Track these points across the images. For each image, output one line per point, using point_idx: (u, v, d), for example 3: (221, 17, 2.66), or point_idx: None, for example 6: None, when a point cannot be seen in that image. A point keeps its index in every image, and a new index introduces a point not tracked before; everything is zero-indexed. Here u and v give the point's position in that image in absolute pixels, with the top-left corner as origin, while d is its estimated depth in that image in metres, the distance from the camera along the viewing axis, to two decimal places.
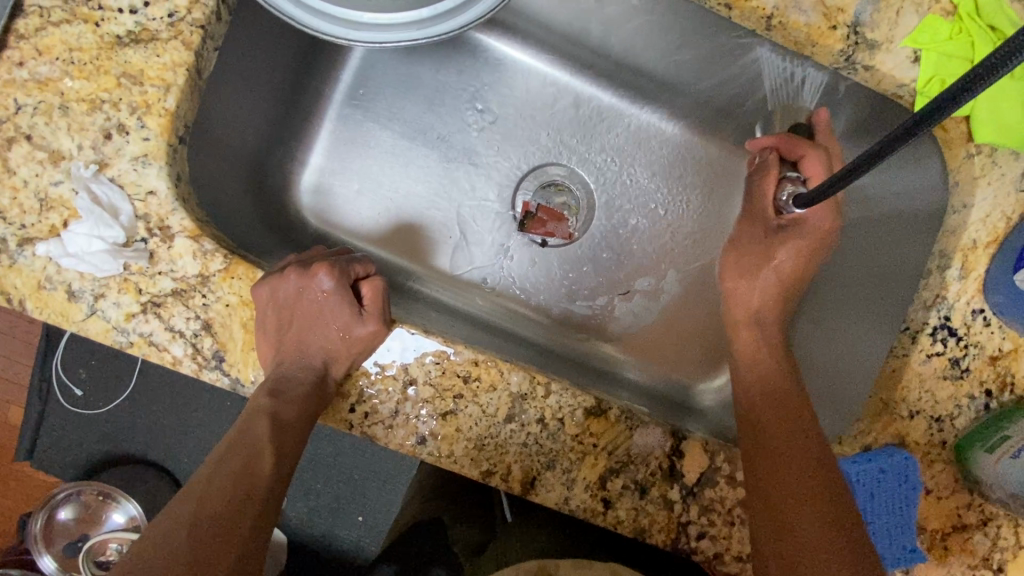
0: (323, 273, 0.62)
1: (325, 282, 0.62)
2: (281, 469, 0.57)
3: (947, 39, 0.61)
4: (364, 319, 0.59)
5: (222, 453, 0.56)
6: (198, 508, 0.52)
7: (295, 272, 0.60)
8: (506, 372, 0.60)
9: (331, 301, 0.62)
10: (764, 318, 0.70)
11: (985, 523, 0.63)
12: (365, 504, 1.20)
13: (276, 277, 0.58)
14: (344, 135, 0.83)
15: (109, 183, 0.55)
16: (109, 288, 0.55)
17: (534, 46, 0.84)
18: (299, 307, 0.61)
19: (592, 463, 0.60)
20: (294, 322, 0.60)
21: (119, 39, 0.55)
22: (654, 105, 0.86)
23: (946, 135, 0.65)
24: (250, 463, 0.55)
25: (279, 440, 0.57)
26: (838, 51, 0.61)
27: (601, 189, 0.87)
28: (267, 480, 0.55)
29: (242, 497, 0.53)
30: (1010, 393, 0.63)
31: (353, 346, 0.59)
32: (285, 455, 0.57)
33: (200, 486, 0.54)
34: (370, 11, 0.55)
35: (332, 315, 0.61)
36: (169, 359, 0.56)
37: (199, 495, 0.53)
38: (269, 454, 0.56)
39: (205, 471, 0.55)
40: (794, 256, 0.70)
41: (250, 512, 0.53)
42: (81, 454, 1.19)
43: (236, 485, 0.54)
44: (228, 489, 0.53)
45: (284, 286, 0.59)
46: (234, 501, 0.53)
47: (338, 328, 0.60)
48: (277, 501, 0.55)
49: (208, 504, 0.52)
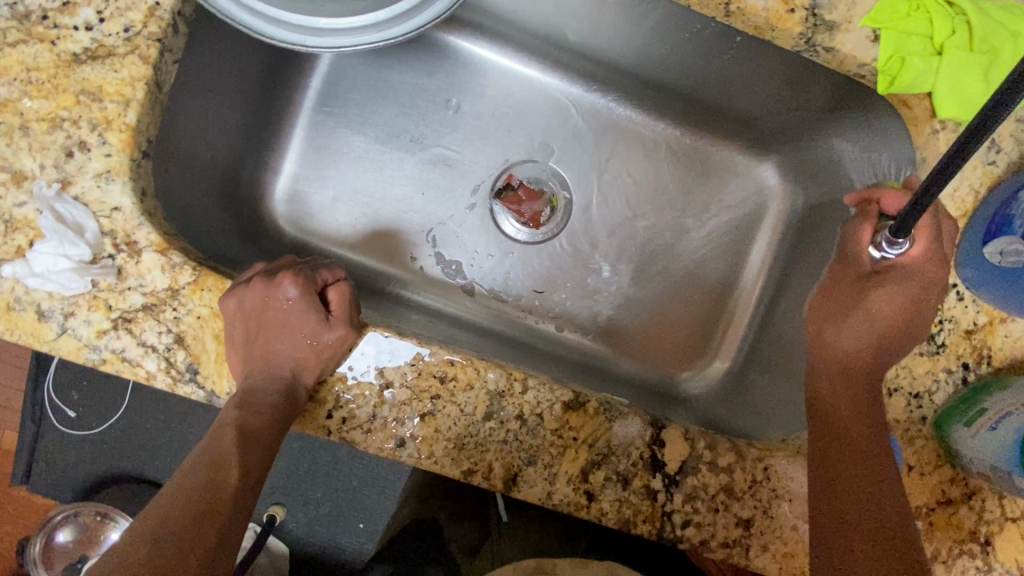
0: (289, 281, 0.62)
1: (290, 291, 0.62)
2: (249, 479, 0.56)
3: (905, 16, 0.61)
4: (332, 325, 0.59)
5: (187, 468, 0.55)
6: (160, 525, 0.51)
7: (260, 281, 0.60)
8: (482, 370, 0.60)
9: (298, 309, 0.61)
10: (847, 371, 0.63)
11: (970, 496, 0.63)
12: (365, 511, 1.20)
13: (243, 286, 0.58)
14: (316, 142, 0.83)
15: (73, 201, 0.54)
16: (78, 306, 0.55)
17: (501, 44, 0.84)
18: (265, 316, 0.60)
19: (573, 456, 0.60)
20: (262, 332, 0.59)
21: (76, 56, 0.55)
22: (625, 98, 0.87)
23: (909, 112, 0.65)
24: (216, 475, 0.54)
25: (247, 450, 0.56)
26: (797, 34, 0.62)
27: (576, 184, 0.87)
28: (234, 492, 0.54)
29: (205, 511, 0.52)
30: (987, 366, 0.64)
31: (322, 352, 0.58)
32: (254, 465, 0.56)
33: (163, 503, 0.53)
34: (325, 17, 0.55)
35: (299, 322, 0.61)
36: (142, 375, 0.56)
37: (160, 513, 0.52)
38: (237, 466, 0.55)
39: (169, 487, 0.54)
40: (889, 304, 0.62)
41: (211, 526, 0.52)
42: (75, 477, 1.18)
43: (200, 497, 0.53)
44: (191, 503, 0.52)
45: (250, 296, 0.59)
46: (196, 515, 0.51)
47: (306, 335, 0.60)
48: (243, 512, 0.54)
49: (170, 519, 0.51)
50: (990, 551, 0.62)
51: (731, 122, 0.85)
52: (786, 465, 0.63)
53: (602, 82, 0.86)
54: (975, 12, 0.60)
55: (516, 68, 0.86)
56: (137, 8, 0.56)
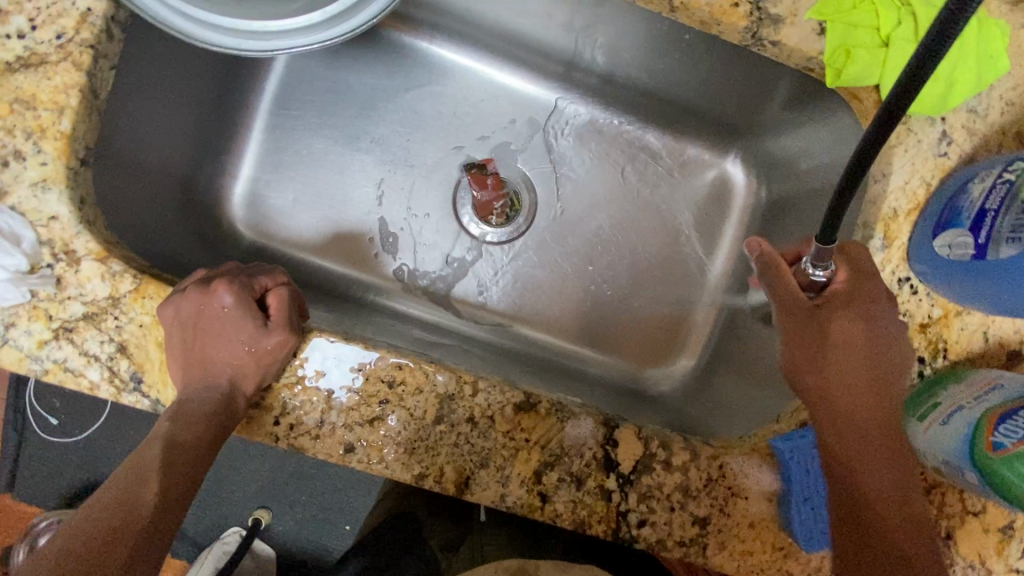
0: (224, 288, 0.58)
1: (225, 298, 0.58)
2: (172, 494, 0.53)
3: (851, 8, 0.60)
4: (270, 330, 0.57)
5: (105, 485, 0.53)
6: (67, 547, 0.49)
7: (192, 290, 0.56)
8: (431, 374, 0.60)
9: (235, 317, 0.58)
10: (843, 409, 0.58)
11: (928, 490, 0.63)
12: (350, 513, 1.20)
13: (178, 295, 0.56)
14: (274, 146, 0.83)
15: (8, 211, 0.54)
16: (18, 317, 0.54)
17: (459, 43, 0.84)
18: (200, 325, 0.57)
19: (526, 458, 0.60)
20: (198, 338, 0.56)
21: (9, 65, 0.55)
22: (586, 95, 0.86)
23: (861, 105, 0.64)
24: (133, 491, 0.52)
25: (172, 463, 0.54)
26: (744, 27, 0.61)
27: (539, 183, 0.87)
28: (152, 508, 0.52)
29: (117, 530, 0.50)
30: (943, 359, 0.63)
31: (262, 359, 0.56)
32: (178, 478, 0.54)
33: (76, 522, 0.51)
34: (258, 19, 0.54)
35: (236, 330, 0.58)
36: (85, 385, 0.55)
37: (71, 533, 0.50)
38: (157, 480, 0.53)
39: (85, 505, 0.52)
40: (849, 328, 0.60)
41: (119, 546, 0.49)
42: (54, 485, 1.18)
43: (112, 514, 0.51)
44: (102, 522, 0.50)
45: (183, 305, 0.56)
46: (107, 536, 0.49)
47: (243, 343, 0.57)
48: (164, 528, 0.52)
49: (80, 539, 0.49)
50: (949, 544, 0.62)
51: (693, 117, 0.85)
52: (741, 462, 0.62)
53: (562, 80, 0.85)
54: (920, 2, 0.59)
55: (474, 67, 0.85)
56: (70, 14, 0.55)
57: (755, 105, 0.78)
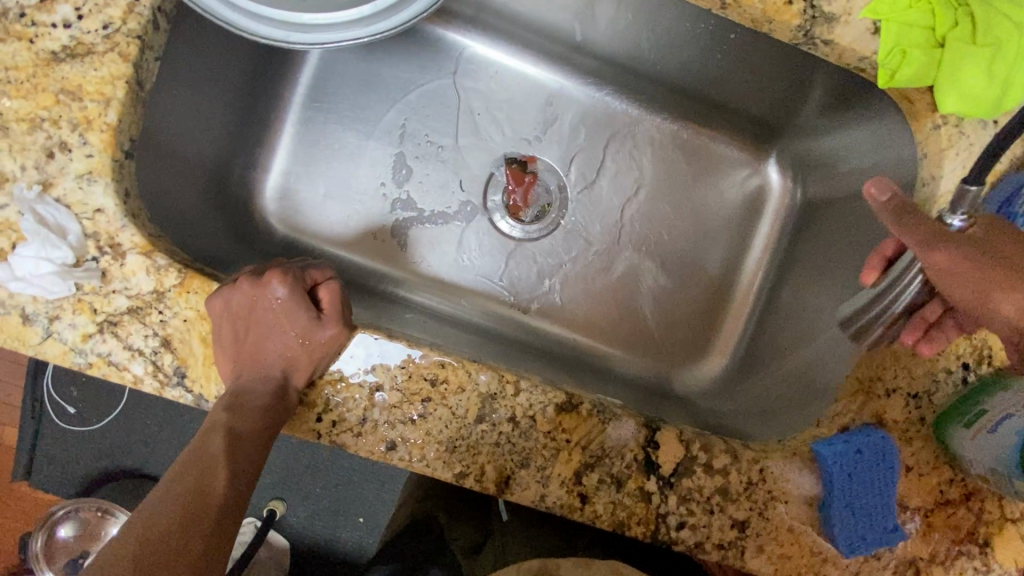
0: (277, 281, 0.60)
1: (279, 290, 0.60)
2: (238, 484, 0.55)
3: (906, 8, 0.59)
4: (324, 323, 0.58)
5: (175, 471, 0.54)
6: (146, 530, 0.50)
7: (249, 281, 0.59)
8: (473, 373, 0.59)
9: (288, 308, 0.60)
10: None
11: (968, 496, 0.62)
12: (364, 505, 1.17)
13: (228, 287, 0.56)
14: (306, 138, 0.81)
15: (54, 203, 0.53)
16: (63, 309, 0.54)
17: (494, 37, 0.83)
18: (253, 318, 0.58)
19: (567, 458, 0.60)
20: (252, 330, 0.58)
21: (55, 54, 0.54)
22: (622, 92, 0.85)
23: (911, 106, 0.64)
24: (203, 480, 0.54)
25: (234, 454, 0.56)
26: (796, 26, 0.60)
27: (572, 180, 0.86)
28: (221, 496, 0.53)
29: (190, 516, 0.51)
30: (987, 365, 0.63)
31: (315, 352, 0.57)
32: (244, 467, 0.56)
33: (150, 506, 0.53)
34: (310, 12, 0.53)
35: (289, 322, 0.60)
36: (129, 379, 0.55)
37: (147, 517, 0.51)
38: (224, 471, 0.55)
39: (157, 491, 0.54)
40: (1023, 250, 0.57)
41: (199, 530, 0.51)
42: (74, 474, 1.18)
43: (187, 501, 0.52)
44: (178, 506, 0.52)
45: (238, 295, 0.57)
46: (182, 521, 0.51)
47: (296, 335, 0.58)
48: (233, 516, 0.54)
49: (156, 524, 0.51)
50: (988, 551, 0.62)
51: (731, 115, 0.83)
52: (781, 466, 0.62)
53: (597, 76, 0.84)
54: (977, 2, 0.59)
55: (509, 61, 0.84)
56: (116, 4, 0.55)
57: (796, 106, 0.77)
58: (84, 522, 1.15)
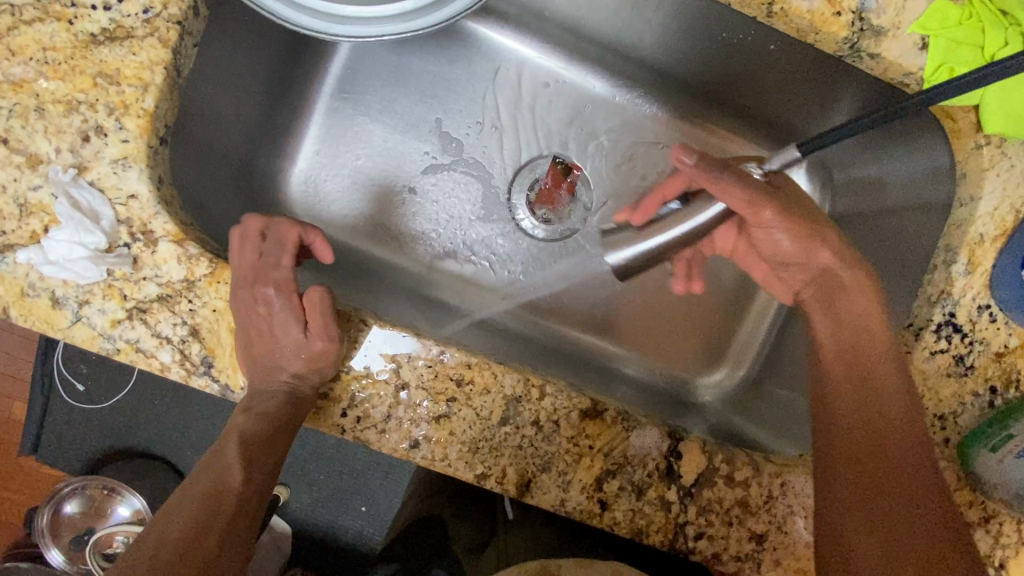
0: (268, 286, 0.60)
1: (274, 298, 0.61)
2: (253, 484, 0.58)
3: (958, 24, 0.59)
4: (313, 337, 0.58)
5: (189, 479, 0.58)
6: (163, 533, 0.53)
7: (242, 289, 0.57)
8: (500, 375, 0.59)
9: (281, 316, 0.61)
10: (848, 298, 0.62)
11: (987, 519, 0.61)
12: (368, 495, 1.16)
13: (233, 294, 0.56)
14: (333, 130, 0.80)
15: (88, 187, 0.53)
16: (93, 294, 0.54)
17: (528, 34, 0.81)
18: (254, 325, 0.59)
19: (589, 464, 0.59)
20: (249, 337, 0.59)
21: (94, 37, 0.54)
22: (653, 96, 0.83)
23: (954, 124, 0.63)
24: (217, 482, 0.57)
25: (251, 447, 0.58)
26: (842, 38, 0.60)
27: (598, 182, 0.84)
28: (236, 491, 0.56)
29: (207, 510, 0.54)
30: (1015, 390, 0.62)
31: (315, 363, 0.58)
32: (255, 468, 0.59)
33: (165, 513, 0.55)
34: (352, 5, 0.52)
35: (285, 330, 0.61)
36: (156, 366, 0.55)
37: (162, 523, 0.54)
38: (239, 467, 0.58)
39: (170, 501, 0.56)
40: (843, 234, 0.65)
41: (214, 529, 0.54)
42: (81, 451, 1.18)
43: (202, 501, 0.55)
44: (192, 507, 0.54)
45: (240, 302, 0.57)
46: (198, 518, 0.54)
47: (293, 344, 0.60)
48: (248, 510, 0.56)
49: (172, 526, 0.53)
50: None
51: (761, 125, 0.81)
52: (804, 482, 0.61)
53: (629, 78, 0.82)
54: None
55: (541, 59, 0.82)
56: None
57: (820, 119, 0.75)
58: (92, 499, 1.15)
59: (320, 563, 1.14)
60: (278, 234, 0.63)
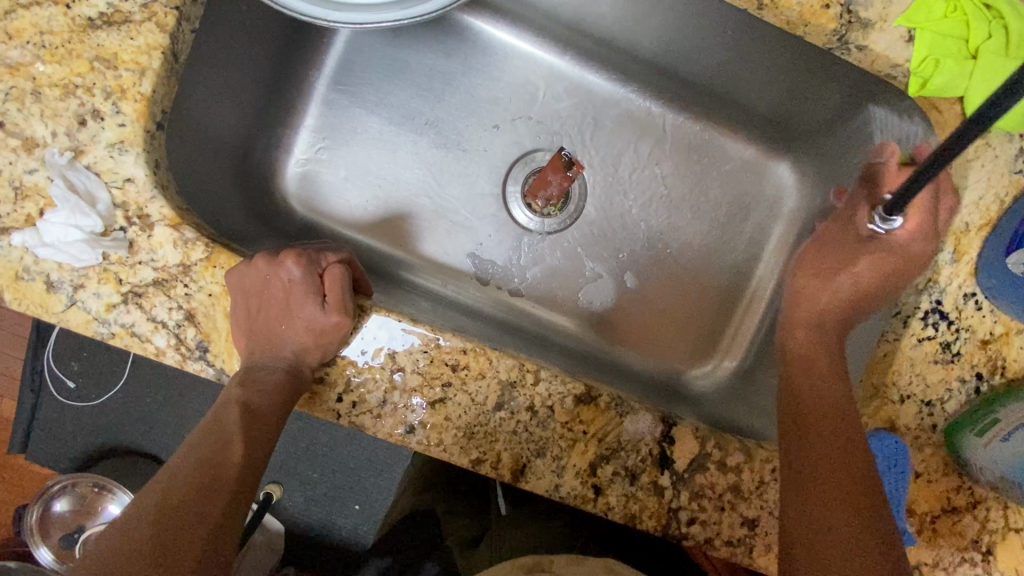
0: (291, 261, 0.60)
1: (294, 270, 0.60)
2: (254, 455, 0.56)
3: (942, 17, 0.61)
4: (327, 311, 0.58)
5: (188, 446, 0.56)
6: (165, 500, 0.52)
7: (259, 260, 0.57)
8: (495, 360, 0.60)
9: (300, 289, 0.60)
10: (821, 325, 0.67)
11: (975, 505, 0.62)
12: (361, 493, 1.14)
13: (242, 266, 0.56)
14: (330, 121, 0.80)
15: (85, 170, 0.54)
16: (88, 278, 0.54)
17: (522, 27, 0.81)
18: (266, 296, 0.58)
19: (582, 450, 0.60)
20: (263, 309, 0.58)
21: (92, 22, 0.54)
22: (646, 90, 0.83)
23: (939, 116, 0.64)
24: (217, 453, 0.55)
25: (256, 423, 0.56)
26: (831, 30, 0.61)
27: (592, 175, 0.84)
28: (236, 469, 0.55)
29: (208, 486, 0.53)
30: (1001, 376, 0.63)
31: (322, 337, 0.57)
32: (258, 440, 0.57)
33: (166, 479, 0.54)
34: None
35: (300, 304, 0.59)
36: (151, 351, 0.55)
37: (162, 492, 0.53)
38: (239, 443, 0.56)
39: (170, 465, 0.55)
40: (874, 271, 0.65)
41: (217, 501, 0.53)
42: (71, 449, 1.16)
43: (203, 471, 0.54)
44: (194, 479, 0.53)
45: (251, 275, 0.56)
46: (200, 491, 0.52)
47: (305, 317, 0.58)
48: (247, 488, 0.55)
49: (174, 494, 0.52)
50: (991, 560, 0.61)
51: (755, 121, 0.82)
52: None
53: (622, 72, 0.82)
54: (1012, 15, 0.60)
55: (536, 52, 0.82)
56: None
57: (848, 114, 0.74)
58: (81, 497, 1.14)
59: (311, 561, 1.14)
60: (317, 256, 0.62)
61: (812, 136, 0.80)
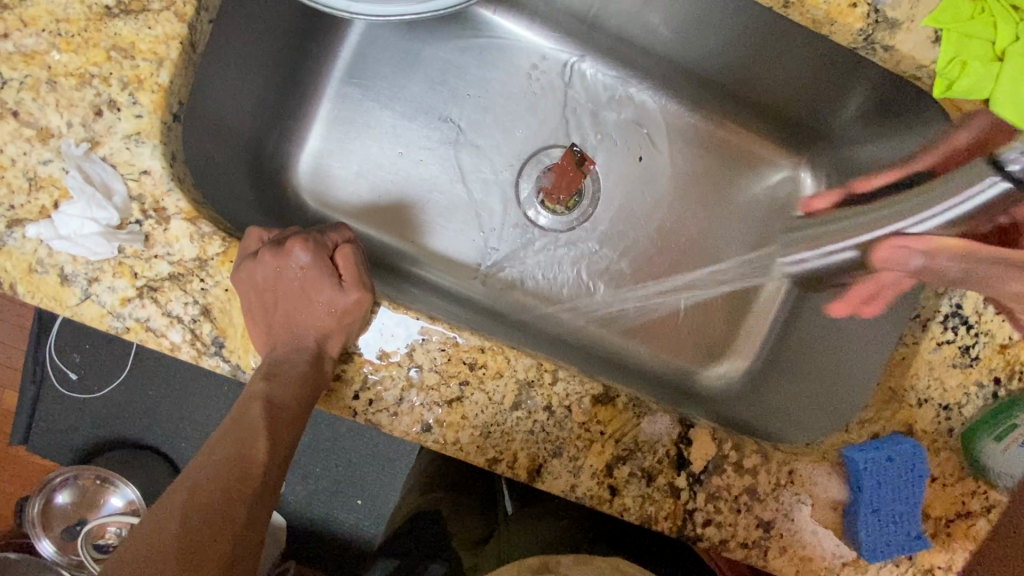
0: (298, 248, 0.58)
1: (302, 256, 0.59)
2: (277, 452, 0.56)
3: (969, 18, 0.60)
4: (346, 291, 0.57)
5: (217, 438, 0.56)
6: (189, 499, 0.52)
7: (265, 253, 0.56)
8: (513, 359, 0.59)
9: (313, 275, 0.59)
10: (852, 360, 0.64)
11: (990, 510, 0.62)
12: (365, 488, 1.14)
13: (250, 262, 0.55)
14: (342, 115, 0.79)
15: (101, 162, 0.53)
16: (103, 272, 0.53)
17: (540, 23, 0.80)
18: (280, 288, 0.57)
19: (599, 450, 0.60)
20: (279, 303, 0.58)
21: (109, 10, 0.53)
22: (660, 86, 0.83)
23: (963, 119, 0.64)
24: (243, 449, 0.54)
25: (274, 422, 0.56)
26: (857, 29, 0.61)
27: (607, 172, 0.83)
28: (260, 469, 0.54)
29: (234, 486, 0.53)
30: (1018, 381, 0.63)
31: (344, 317, 0.57)
32: (281, 437, 0.56)
33: (192, 476, 0.53)
34: None
35: (315, 291, 0.59)
36: (166, 346, 0.54)
37: (184, 494, 0.52)
38: (264, 440, 0.55)
39: (201, 457, 0.55)
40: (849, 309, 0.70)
41: (241, 500, 0.52)
42: (73, 441, 1.15)
43: (229, 470, 0.53)
44: (220, 477, 0.53)
45: (261, 271, 0.55)
46: (225, 492, 0.52)
47: (324, 301, 0.58)
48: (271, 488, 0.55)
49: (199, 494, 0.52)
50: None
51: (768, 116, 0.81)
52: (811, 470, 0.62)
53: (638, 68, 0.82)
54: None
55: (552, 48, 0.81)
56: None
57: (868, 114, 0.73)
58: (83, 489, 1.12)
59: (314, 556, 1.13)
60: (314, 246, 0.60)
61: (829, 137, 0.80)
